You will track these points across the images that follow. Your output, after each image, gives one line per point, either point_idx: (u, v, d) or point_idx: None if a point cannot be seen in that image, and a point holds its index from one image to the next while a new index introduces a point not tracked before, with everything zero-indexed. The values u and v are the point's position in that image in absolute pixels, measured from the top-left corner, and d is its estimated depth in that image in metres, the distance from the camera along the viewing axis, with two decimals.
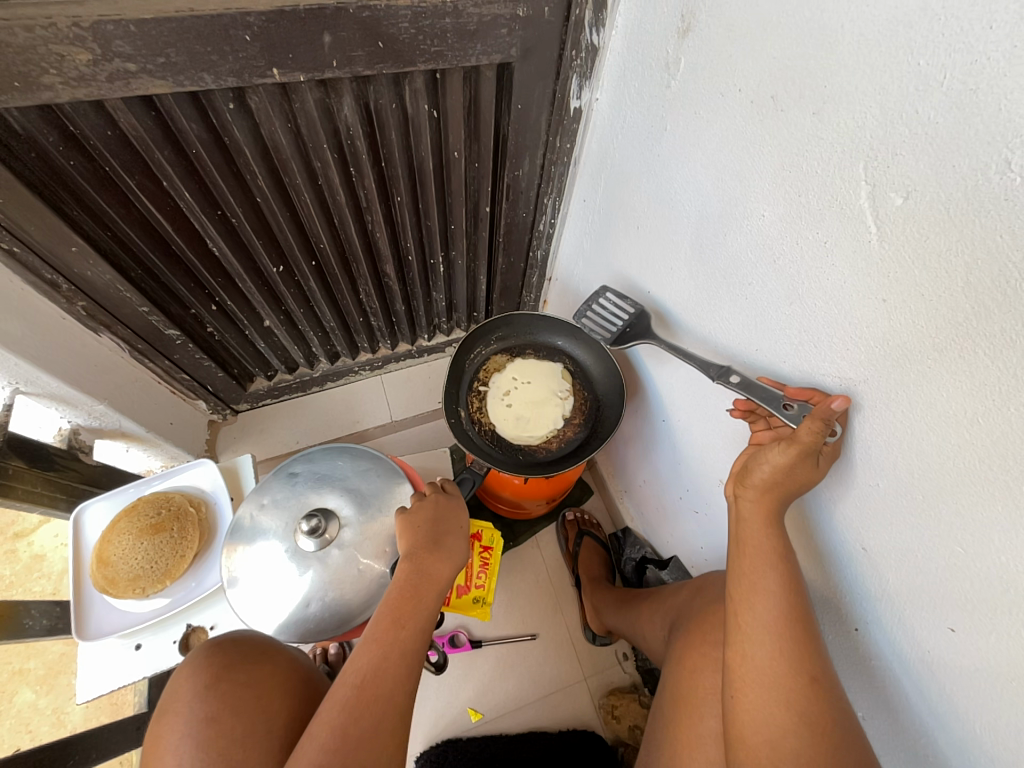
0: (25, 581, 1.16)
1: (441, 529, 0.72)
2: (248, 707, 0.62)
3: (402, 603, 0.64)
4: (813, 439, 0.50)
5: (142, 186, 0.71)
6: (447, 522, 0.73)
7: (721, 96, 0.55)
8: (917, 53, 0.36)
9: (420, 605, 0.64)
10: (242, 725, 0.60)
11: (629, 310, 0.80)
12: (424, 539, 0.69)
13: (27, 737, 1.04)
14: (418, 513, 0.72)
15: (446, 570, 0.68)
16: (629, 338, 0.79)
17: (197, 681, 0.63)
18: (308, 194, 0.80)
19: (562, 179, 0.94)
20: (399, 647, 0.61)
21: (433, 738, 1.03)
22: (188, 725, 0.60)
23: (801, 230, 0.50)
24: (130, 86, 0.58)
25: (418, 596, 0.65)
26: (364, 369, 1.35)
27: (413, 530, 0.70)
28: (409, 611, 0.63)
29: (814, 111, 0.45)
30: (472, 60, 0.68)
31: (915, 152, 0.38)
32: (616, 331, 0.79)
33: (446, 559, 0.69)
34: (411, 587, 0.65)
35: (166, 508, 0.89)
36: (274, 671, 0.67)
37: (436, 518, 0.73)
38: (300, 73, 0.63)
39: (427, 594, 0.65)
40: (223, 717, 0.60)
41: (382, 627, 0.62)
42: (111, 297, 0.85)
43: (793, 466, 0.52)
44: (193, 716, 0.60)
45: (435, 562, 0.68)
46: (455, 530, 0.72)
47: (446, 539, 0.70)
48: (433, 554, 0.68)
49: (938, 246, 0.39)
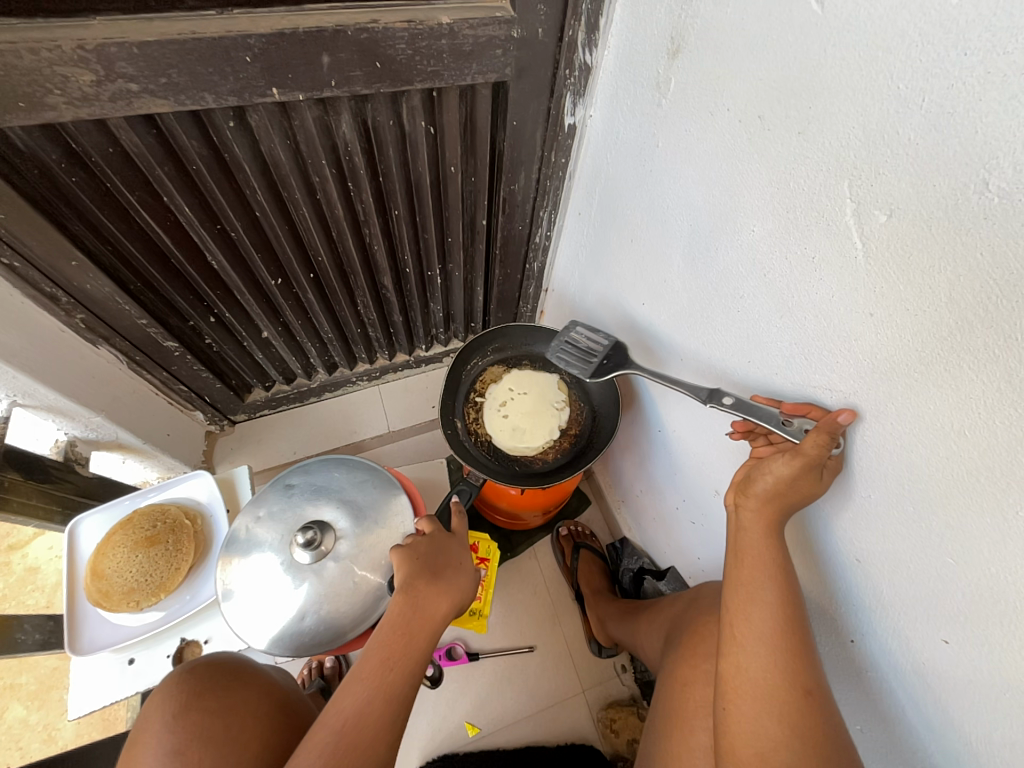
0: (18, 594, 1.15)
1: (440, 562, 0.69)
2: (219, 736, 0.61)
3: (394, 641, 0.62)
4: (819, 452, 0.50)
5: (143, 202, 0.72)
6: (445, 555, 0.70)
7: (711, 115, 0.56)
8: (897, 78, 0.38)
9: (411, 645, 0.62)
10: (212, 755, 0.59)
11: (602, 341, 0.82)
12: (421, 573, 0.67)
13: (17, 754, 1.02)
14: (416, 546, 0.70)
15: (443, 608, 0.65)
16: (603, 368, 0.79)
17: (167, 711, 0.63)
18: (306, 209, 0.81)
19: (558, 193, 0.95)
20: (386, 688, 0.59)
21: (430, 753, 1.02)
22: (158, 758, 0.59)
23: (789, 244, 0.51)
24: (132, 106, 0.59)
25: (410, 635, 0.62)
26: (362, 379, 1.36)
27: (411, 563, 0.68)
28: (399, 650, 0.61)
29: (799, 131, 0.47)
30: (468, 78, 0.70)
31: (897, 171, 0.39)
32: (592, 363, 0.80)
33: (443, 596, 0.66)
34: (403, 625, 0.63)
35: (161, 521, 0.88)
36: (246, 697, 0.67)
37: (435, 550, 0.70)
38: (299, 92, 0.64)
39: (420, 634, 0.63)
40: (190, 747, 0.60)
41: (370, 666, 0.60)
42: (110, 310, 0.85)
43: (799, 477, 0.52)
44: (163, 747, 0.60)
45: (431, 600, 0.65)
46: (455, 565, 0.69)
47: (444, 574, 0.68)
48: (429, 590, 0.65)
49: (922, 262, 0.40)
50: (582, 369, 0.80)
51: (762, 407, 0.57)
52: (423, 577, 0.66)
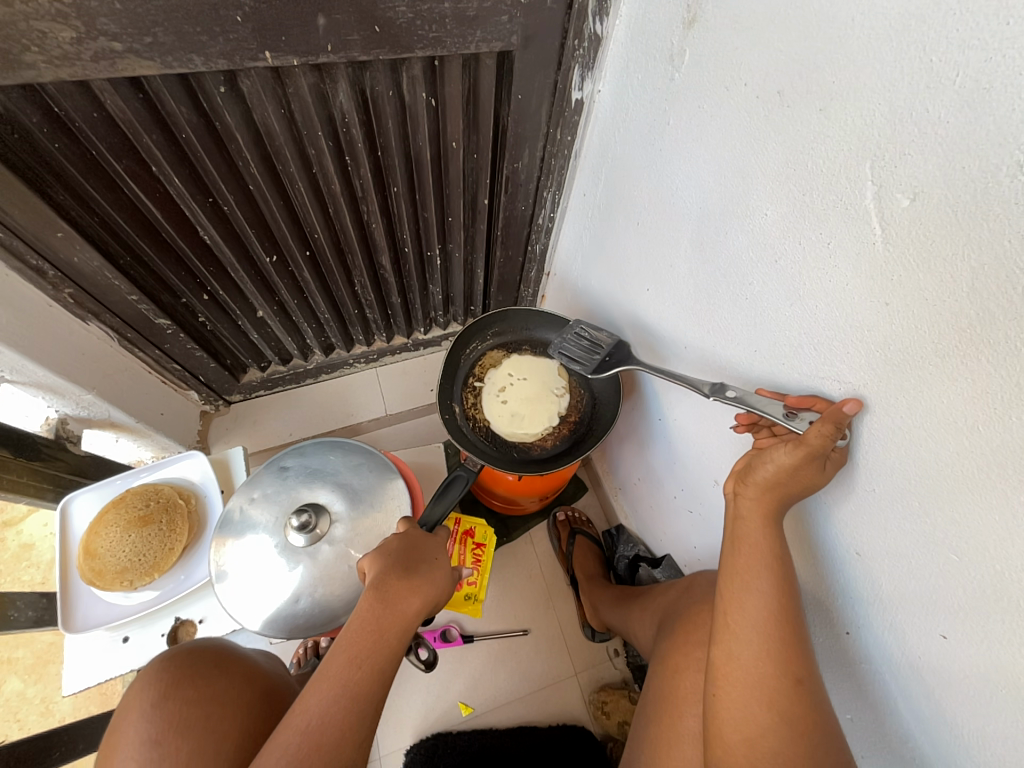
0: (14, 570, 1.15)
1: (414, 558, 0.66)
2: (197, 725, 0.61)
3: (360, 641, 0.58)
4: (822, 443, 0.49)
5: (130, 172, 0.69)
6: (420, 551, 0.67)
7: (726, 91, 0.54)
8: (930, 49, 0.35)
9: (380, 645, 0.59)
10: (190, 745, 0.60)
11: (606, 340, 0.82)
12: (393, 568, 0.64)
13: (16, 726, 1.04)
14: (389, 543, 0.67)
15: (415, 606, 0.62)
16: (606, 365, 0.80)
17: (145, 700, 0.63)
18: (302, 183, 0.78)
19: (562, 173, 0.92)
20: (352, 689, 0.56)
21: (423, 732, 1.03)
22: (137, 747, 0.59)
23: (803, 229, 0.49)
24: (116, 67, 0.56)
25: (378, 634, 0.59)
26: (359, 362, 1.34)
27: (383, 558, 0.65)
28: (368, 649, 0.58)
29: (820, 108, 0.44)
30: (471, 46, 0.67)
31: (923, 152, 0.37)
32: (594, 362, 0.81)
33: (415, 593, 0.62)
34: (373, 623, 0.59)
35: (155, 500, 0.88)
36: (227, 686, 0.67)
37: (410, 546, 0.67)
38: (293, 57, 0.61)
39: (390, 633, 0.60)
40: (170, 738, 0.60)
41: (337, 667, 0.57)
42: (99, 285, 0.83)
43: (801, 467, 0.51)
44: (142, 737, 0.60)
45: (401, 598, 0.61)
46: (430, 561, 0.66)
47: (417, 570, 0.64)
48: (399, 587, 0.62)
49: (944, 250, 0.38)
50: (586, 366, 0.80)
51: (765, 401, 0.56)
52: (395, 573, 0.63)
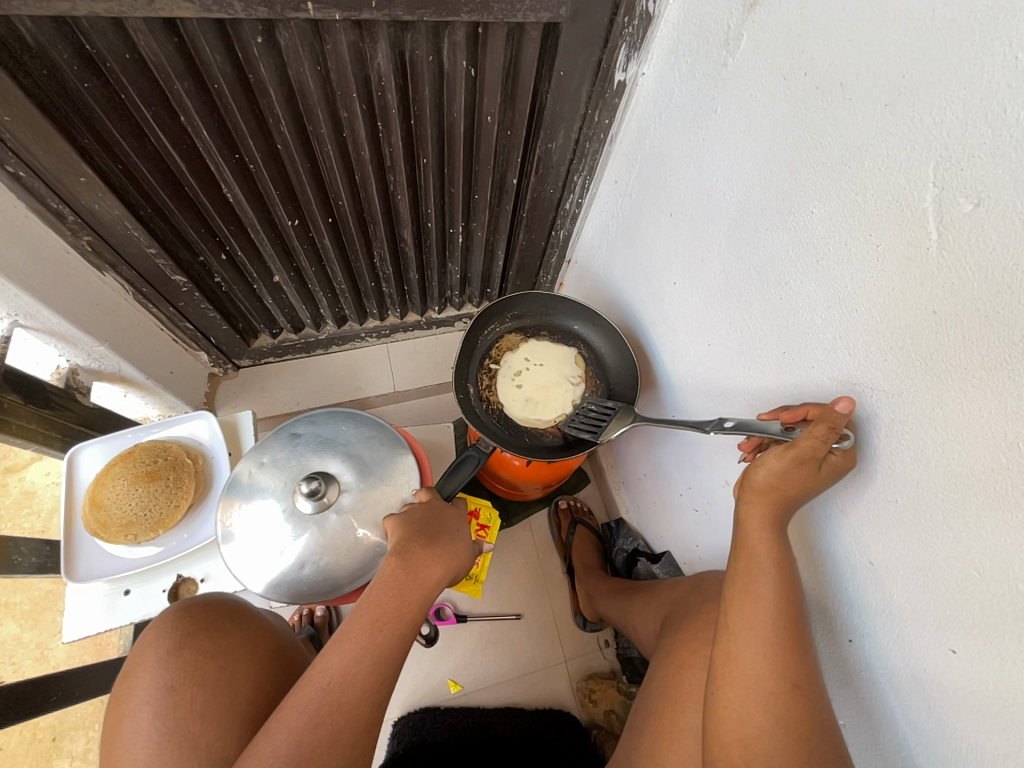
0: (15, 516, 1.16)
1: (437, 528, 0.66)
2: (212, 677, 0.62)
3: (383, 604, 0.58)
4: (815, 447, 0.49)
5: (158, 119, 0.66)
6: (442, 521, 0.67)
7: (782, 79, 0.52)
8: (1015, 46, 0.33)
9: (401, 611, 0.58)
10: (203, 695, 0.60)
11: (610, 409, 0.86)
12: (417, 536, 0.64)
13: (11, 668, 1.05)
14: (411, 512, 0.68)
15: (436, 574, 0.61)
16: (611, 427, 0.83)
17: (160, 647, 0.63)
18: (331, 147, 0.76)
19: (595, 158, 0.90)
20: (373, 651, 0.56)
21: (411, 705, 1.05)
22: (152, 691, 0.60)
23: (850, 230, 0.48)
24: (154, 6, 0.54)
25: (400, 599, 0.59)
26: (371, 336, 1.33)
27: (407, 525, 0.66)
28: (390, 613, 0.58)
29: (886, 103, 0.42)
30: (519, 15, 0.64)
31: (995, 155, 0.36)
32: (599, 426, 0.85)
33: (437, 562, 0.62)
34: (396, 587, 0.59)
35: (163, 456, 0.88)
36: (244, 639, 0.67)
37: (432, 516, 0.68)
38: (336, 10, 0.59)
39: (412, 598, 0.59)
40: (183, 686, 0.60)
41: (358, 629, 0.57)
42: (118, 235, 0.82)
43: (792, 470, 0.51)
44: (156, 683, 0.60)
45: (424, 565, 0.61)
46: (451, 532, 0.66)
47: (440, 540, 0.64)
48: (423, 554, 0.62)
49: (1005, 260, 0.36)
50: (592, 435, 0.85)
51: (762, 421, 0.57)
52: (418, 541, 0.63)
